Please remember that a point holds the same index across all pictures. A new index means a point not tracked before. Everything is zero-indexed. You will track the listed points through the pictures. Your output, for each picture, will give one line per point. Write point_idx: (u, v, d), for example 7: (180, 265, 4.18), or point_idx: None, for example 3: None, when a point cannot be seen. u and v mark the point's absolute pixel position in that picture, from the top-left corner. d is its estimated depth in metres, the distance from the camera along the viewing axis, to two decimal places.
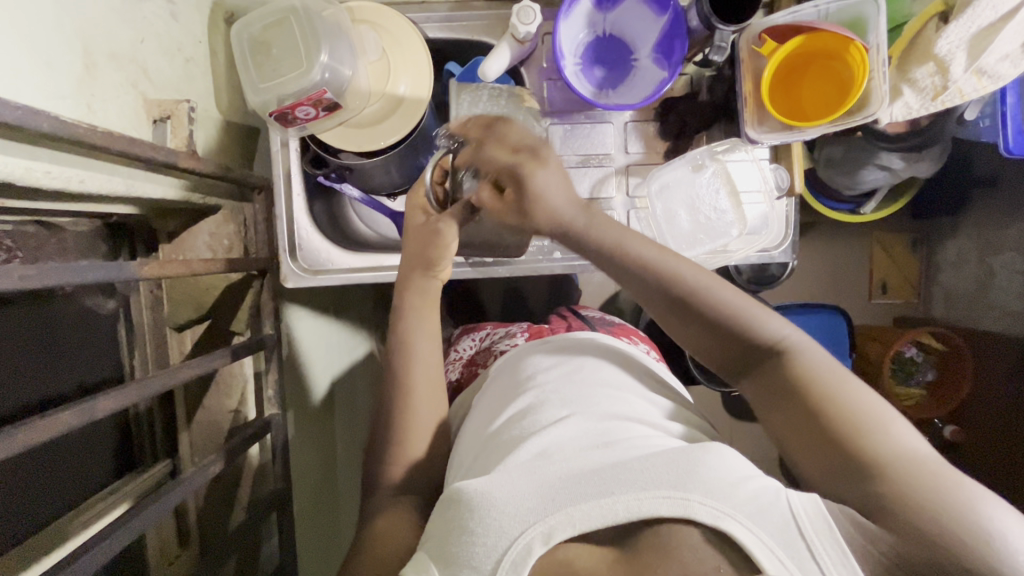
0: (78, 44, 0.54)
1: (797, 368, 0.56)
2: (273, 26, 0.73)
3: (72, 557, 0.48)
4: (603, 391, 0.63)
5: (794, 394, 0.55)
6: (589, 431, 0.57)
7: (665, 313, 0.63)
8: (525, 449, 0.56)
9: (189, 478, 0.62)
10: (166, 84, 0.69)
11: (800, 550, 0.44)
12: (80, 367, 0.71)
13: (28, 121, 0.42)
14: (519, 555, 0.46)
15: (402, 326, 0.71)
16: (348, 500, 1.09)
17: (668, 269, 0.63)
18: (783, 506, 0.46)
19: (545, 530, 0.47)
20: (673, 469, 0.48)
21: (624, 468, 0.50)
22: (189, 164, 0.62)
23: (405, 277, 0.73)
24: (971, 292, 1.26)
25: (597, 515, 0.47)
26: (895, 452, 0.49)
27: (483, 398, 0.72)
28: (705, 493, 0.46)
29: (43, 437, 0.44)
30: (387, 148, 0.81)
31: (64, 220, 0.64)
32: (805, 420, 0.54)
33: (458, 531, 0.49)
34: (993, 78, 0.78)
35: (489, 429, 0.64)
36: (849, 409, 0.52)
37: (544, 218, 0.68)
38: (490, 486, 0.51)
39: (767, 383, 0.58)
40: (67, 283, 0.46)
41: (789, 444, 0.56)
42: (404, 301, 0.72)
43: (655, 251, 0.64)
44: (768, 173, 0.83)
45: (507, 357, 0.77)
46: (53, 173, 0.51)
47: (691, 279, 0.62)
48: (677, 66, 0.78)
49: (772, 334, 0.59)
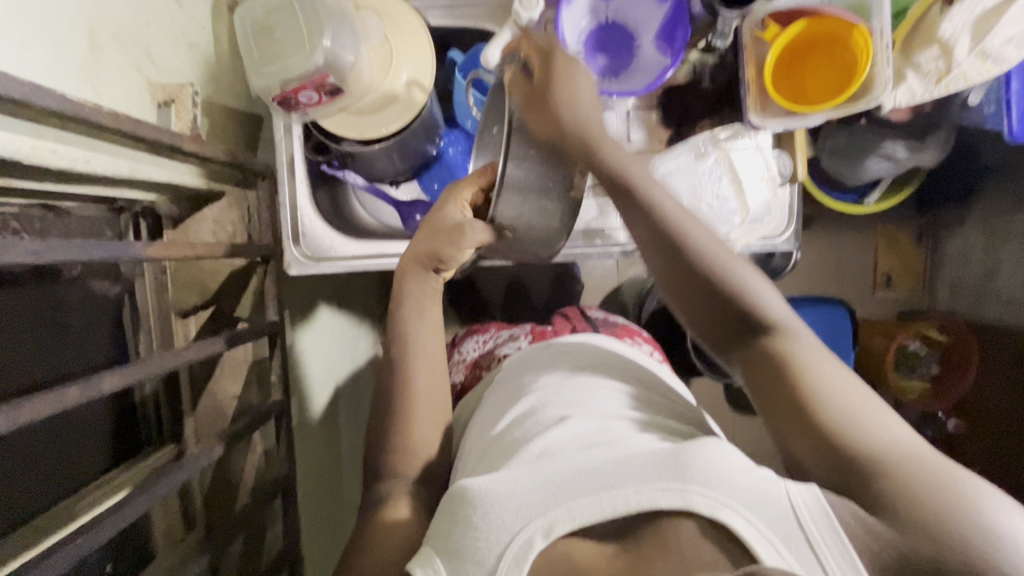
0: (83, 27, 0.55)
1: (788, 350, 0.56)
2: (275, 10, 0.73)
3: (79, 531, 0.49)
4: (604, 393, 0.63)
5: (785, 371, 0.55)
6: (588, 429, 0.57)
7: (676, 268, 0.61)
8: (528, 450, 0.56)
9: (194, 459, 0.62)
10: (171, 68, 0.69)
11: (797, 539, 0.44)
12: (86, 350, 0.72)
13: (34, 97, 0.42)
14: (521, 550, 0.46)
15: (399, 312, 0.71)
16: (350, 488, 1.10)
17: (684, 226, 0.61)
18: (782, 497, 0.46)
19: (546, 523, 0.47)
20: (669, 460, 0.48)
21: (622, 461, 0.49)
22: (193, 148, 0.62)
23: (403, 274, 0.72)
24: (976, 284, 1.26)
25: (596, 508, 0.47)
26: (882, 442, 0.49)
27: (486, 404, 0.72)
28: (703, 484, 0.46)
29: (47, 412, 0.44)
30: (388, 136, 0.83)
31: (71, 203, 0.65)
32: (804, 400, 0.53)
33: (459, 526, 0.49)
34: (997, 61, 0.77)
35: (490, 434, 0.64)
36: (836, 399, 0.53)
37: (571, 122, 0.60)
38: (492, 482, 0.50)
39: (755, 362, 0.57)
40: (70, 260, 0.46)
41: (778, 422, 0.55)
42: (405, 290, 0.71)
43: (674, 205, 0.61)
44: (772, 160, 0.83)
45: (511, 361, 0.77)
46: (58, 152, 0.52)
47: (703, 242, 0.61)
48: (680, 52, 0.79)
49: (768, 312, 0.59)
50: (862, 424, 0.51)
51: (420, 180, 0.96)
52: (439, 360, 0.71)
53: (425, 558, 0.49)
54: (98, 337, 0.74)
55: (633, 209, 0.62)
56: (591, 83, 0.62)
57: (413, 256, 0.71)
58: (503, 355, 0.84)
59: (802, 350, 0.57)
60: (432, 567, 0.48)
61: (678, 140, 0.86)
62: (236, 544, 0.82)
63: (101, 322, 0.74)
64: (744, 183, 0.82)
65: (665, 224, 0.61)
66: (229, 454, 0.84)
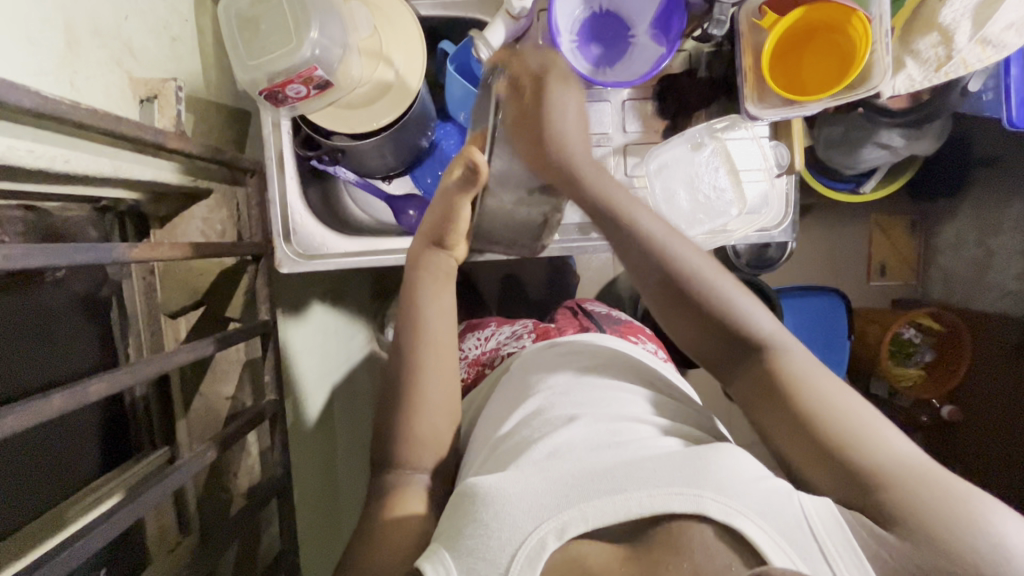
0: (60, 22, 0.53)
1: (785, 366, 0.57)
2: (260, 0, 0.71)
3: (67, 544, 0.47)
4: (614, 394, 0.62)
5: (782, 392, 0.55)
6: (598, 429, 0.56)
7: (666, 303, 0.63)
8: (536, 450, 0.55)
9: (187, 463, 0.61)
10: (153, 64, 0.67)
11: (812, 551, 0.44)
12: (72, 355, 0.70)
13: (8, 94, 0.40)
14: (533, 550, 0.45)
15: (413, 298, 0.68)
16: (347, 487, 1.09)
17: (667, 248, 0.64)
18: (797, 509, 0.45)
19: (558, 524, 0.46)
20: (685, 468, 0.47)
21: (636, 464, 0.49)
22: (178, 145, 0.60)
23: (415, 259, 0.71)
24: (971, 272, 1.26)
25: (609, 510, 0.46)
26: (890, 459, 0.49)
27: (493, 403, 0.71)
28: (717, 490, 0.45)
29: (30, 422, 0.42)
30: (382, 129, 0.81)
31: (52, 203, 0.63)
32: (798, 417, 0.53)
33: (468, 525, 0.48)
34: (998, 47, 0.76)
35: (497, 434, 0.63)
36: (836, 410, 0.52)
37: (556, 150, 0.70)
38: (504, 481, 0.49)
39: (753, 380, 0.58)
40: (51, 263, 0.44)
41: (788, 450, 0.54)
42: (415, 275, 0.70)
43: (659, 226, 0.66)
44: (768, 151, 0.82)
45: (519, 359, 0.76)
46: (36, 151, 0.50)
47: (689, 262, 0.63)
48: (676, 41, 0.76)
49: (759, 331, 0.60)
50: (863, 439, 0.50)
51: (412, 174, 0.95)
52: (450, 348, 0.68)
53: (434, 553, 0.48)
54: (83, 341, 0.72)
55: (624, 242, 0.66)
56: (573, 102, 0.73)
57: (418, 242, 0.72)
58: (507, 355, 0.83)
59: (800, 366, 0.57)
60: (441, 562, 0.47)
61: (675, 131, 0.84)
62: (233, 547, 0.81)
63: (87, 323, 0.72)
64: (741, 174, 0.82)
65: (647, 240, 0.65)
66: (224, 457, 0.82)
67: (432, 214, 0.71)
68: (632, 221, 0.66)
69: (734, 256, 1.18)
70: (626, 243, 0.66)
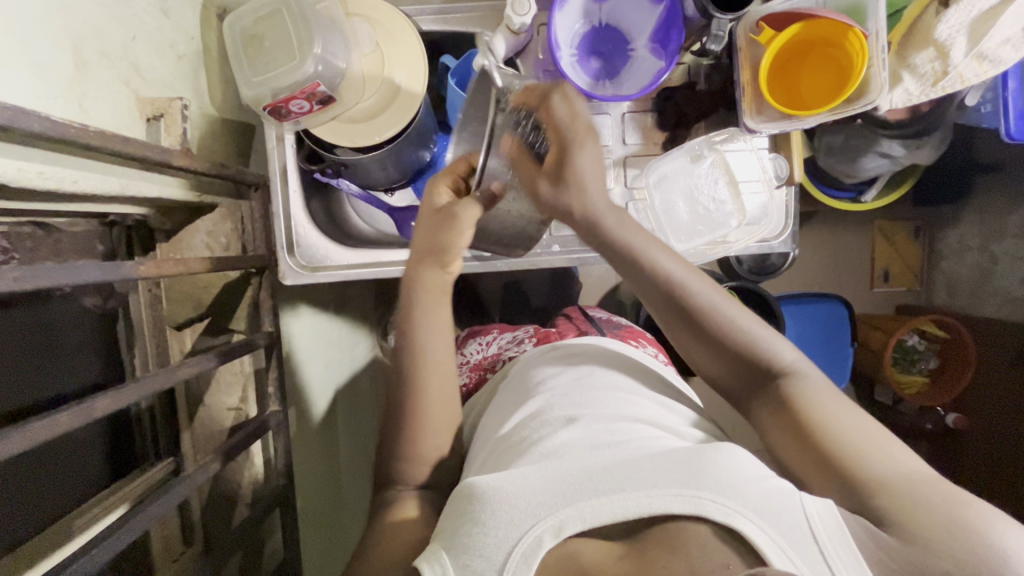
0: (68, 44, 0.54)
1: (799, 392, 0.58)
2: (265, 19, 0.72)
3: (73, 558, 0.48)
4: (615, 394, 0.63)
5: (794, 411, 0.56)
6: (598, 430, 0.57)
7: (685, 332, 0.64)
8: (536, 450, 0.56)
9: (191, 475, 0.62)
10: (159, 82, 0.68)
11: (810, 550, 0.44)
12: (79, 369, 0.72)
13: (19, 120, 0.42)
14: (530, 548, 0.46)
15: (409, 314, 0.68)
16: (349, 494, 1.10)
17: (685, 284, 0.65)
18: (797, 507, 0.46)
19: (556, 523, 0.47)
20: (683, 467, 0.48)
21: (636, 464, 0.49)
22: (183, 163, 0.61)
23: (412, 278, 0.69)
24: (974, 278, 1.26)
25: (607, 510, 0.47)
26: (894, 471, 0.50)
27: (496, 401, 0.72)
28: (715, 491, 0.46)
29: (37, 439, 0.43)
30: (383, 143, 0.81)
31: (61, 220, 0.64)
32: (806, 432, 0.55)
33: (467, 523, 0.49)
34: (994, 62, 0.77)
35: (499, 433, 0.64)
36: (839, 427, 0.54)
37: (577, 210, 0.67)
38: (502, 480, 0.50)
39: (770, 405, 0.59)
40: (61, 283, 0.46)
41: (788, 460, 0.56)
42: (411, 294, 0.68)
43: (678, 265, 0.66)
44: (768, 163, 0.82)
45: (521, 361, 0.77)
46: (46, 173, 0.51)
47: (706, 297, 0.64)
48: (674, 55, 0.77)
49: (779, 359, 0.61)
50: (865, 453, 0.51)
51: (415, 186, 0.96)
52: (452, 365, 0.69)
53: (431, 553, 0.48)
54: (89, 355, 0.73)
55: (631, 267, 0.66)
56: (598, 156, 0.67)
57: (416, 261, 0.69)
58: (508, 359, 0.84)
59: (814, 391, 0.58)
60: (439, 562, 0.47)
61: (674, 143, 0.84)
62: (236, 557, 0.82)
63: (94, 336, 0.73)
64: (740, 186, 0.83)
65: (662, 276, 0.65)
66: (228, 466, 0.83)
67: (428, 230, 0.68)
68: (651, 263, 0.65)
69: (736, 264, 1.18)
70: (634, 268, 0.66)
